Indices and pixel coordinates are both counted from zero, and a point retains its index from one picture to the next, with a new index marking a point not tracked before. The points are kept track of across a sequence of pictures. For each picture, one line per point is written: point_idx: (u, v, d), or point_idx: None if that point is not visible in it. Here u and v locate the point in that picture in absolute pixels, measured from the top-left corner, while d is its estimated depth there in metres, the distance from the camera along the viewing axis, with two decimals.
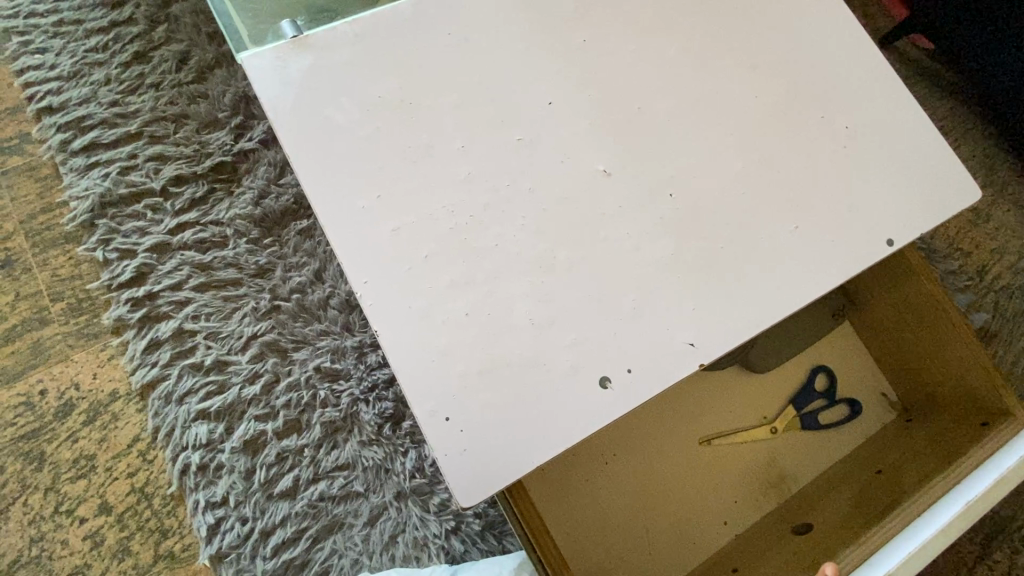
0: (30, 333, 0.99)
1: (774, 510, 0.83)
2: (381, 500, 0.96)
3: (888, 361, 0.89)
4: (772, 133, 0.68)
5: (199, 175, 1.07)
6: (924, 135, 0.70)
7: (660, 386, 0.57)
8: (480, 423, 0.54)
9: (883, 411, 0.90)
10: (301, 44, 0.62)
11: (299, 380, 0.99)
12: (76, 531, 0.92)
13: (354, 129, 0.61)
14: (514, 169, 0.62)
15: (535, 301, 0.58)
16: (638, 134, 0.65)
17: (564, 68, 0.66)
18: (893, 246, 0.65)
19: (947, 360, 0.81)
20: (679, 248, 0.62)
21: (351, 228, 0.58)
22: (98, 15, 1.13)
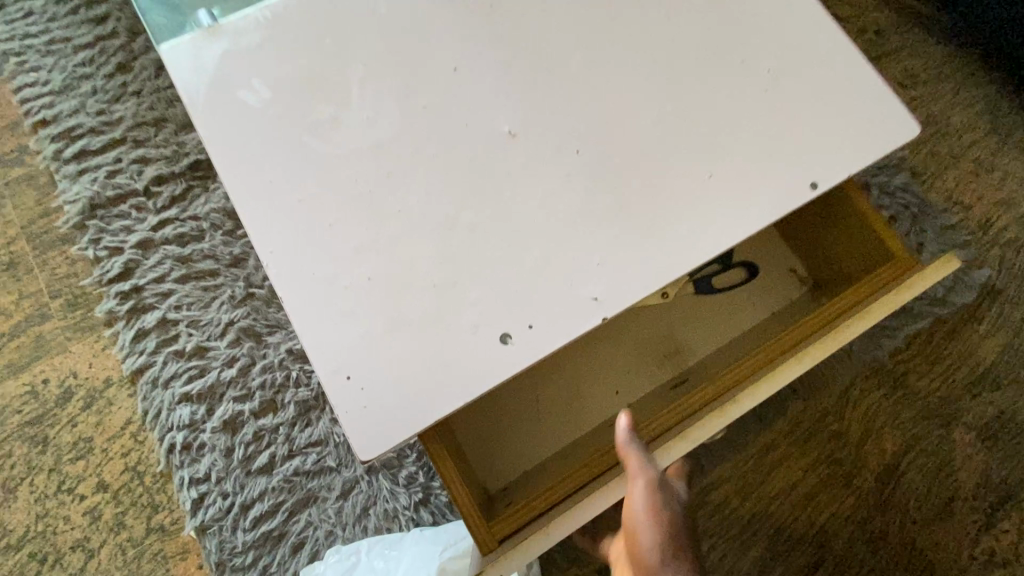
0: (33, 329, 1.08)
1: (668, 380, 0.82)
2: (353, 474, 1.00)
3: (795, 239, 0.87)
4: (690, 81, 0.65)
5: (178, 174, 1.13)
6: (856, 72, 0.66)
7: (562, 340, 0.58)
8: (380, 381, 0.56)
9: (790, 286, 0.88)
10: (215, 33, 0.65)
11: (273, 362, 1.04)
12: (78, 507, 1.00)
13: (263, 106, 0.63)
14: (419, 137, 0.63)
15: (438, 263, 0.59)
16: (546, 92, 0.65)
17: (470, 33, 0.66)
18: (817, 190, 0.63)
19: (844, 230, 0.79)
20: (585, 204, 0.61)
21: (260, 201, 0.61)
22: (84, 31, 1.21)
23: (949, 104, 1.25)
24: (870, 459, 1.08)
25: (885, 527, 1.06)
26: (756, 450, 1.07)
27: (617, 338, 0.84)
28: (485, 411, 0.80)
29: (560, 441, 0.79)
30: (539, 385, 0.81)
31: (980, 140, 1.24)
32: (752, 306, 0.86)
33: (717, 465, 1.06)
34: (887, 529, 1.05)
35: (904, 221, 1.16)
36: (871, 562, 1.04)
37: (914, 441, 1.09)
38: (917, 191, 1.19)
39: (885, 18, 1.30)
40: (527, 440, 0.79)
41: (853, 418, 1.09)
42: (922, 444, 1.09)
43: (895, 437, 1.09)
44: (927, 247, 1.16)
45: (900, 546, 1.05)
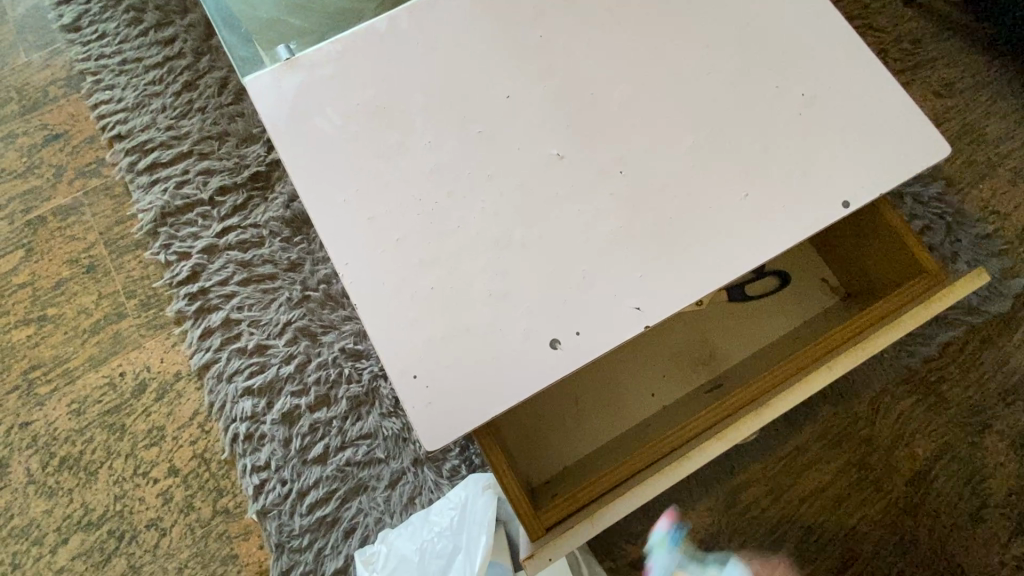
0: (111, 326, 1.18)
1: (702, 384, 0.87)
2: (400, 465, 1.07)
3: (828, 250, 0.91)
4: (727, 105, 0.70)
5: (240, 185, 1.22)
6: (886, 96, 0.70)
7: (607, 347, 0.63)
8: (442, 381, 0.62)
9: (823, 296, 0.91)
10: (293, 65, 0.72)
11: (327, 360, 1.12)
12: (152, 489, 1.10)
13: (337, 132, 0.70)
14: (477, 159, 0.69)
15: (493, 274, 0.65)
16: (592, 117, 0.70)
17: (521, 63, 0.72)
18: (849, 208, 0.67)
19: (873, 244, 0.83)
20: (628, 220, 0.67)
21: (334, 216, 0.68)
22: (154, 52, 1.31)
23: (985, 113, 1.26)
24: (900, 464, 1.10)
25: (914, 531, 1.08)
26: (785, 452, 1.10)
27: (653, 343, 0.89)
28: (526, 406, 0.86)
29: (597, 437, 0.85)
30: (578, 386, 0.86)
31: (1016, 149, 1.24)
32: (784, 314, 0.90)
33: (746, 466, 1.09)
34: (917, 533, 1.07)
35: (937, 231, 1.17)
36: (901, 565, 1.06)
37: (945, 447, 1.11)
38: (951, 200, 1.20)
39: (919, 28, 1.31)
40: (566, 435, 0.85)
41: (882, 424, 1.12)
42: (954, 450, 1.11)
43: (925, 443, 1.11)
44: (960, 255, 1.17)
45: (929, 551, 1.07)
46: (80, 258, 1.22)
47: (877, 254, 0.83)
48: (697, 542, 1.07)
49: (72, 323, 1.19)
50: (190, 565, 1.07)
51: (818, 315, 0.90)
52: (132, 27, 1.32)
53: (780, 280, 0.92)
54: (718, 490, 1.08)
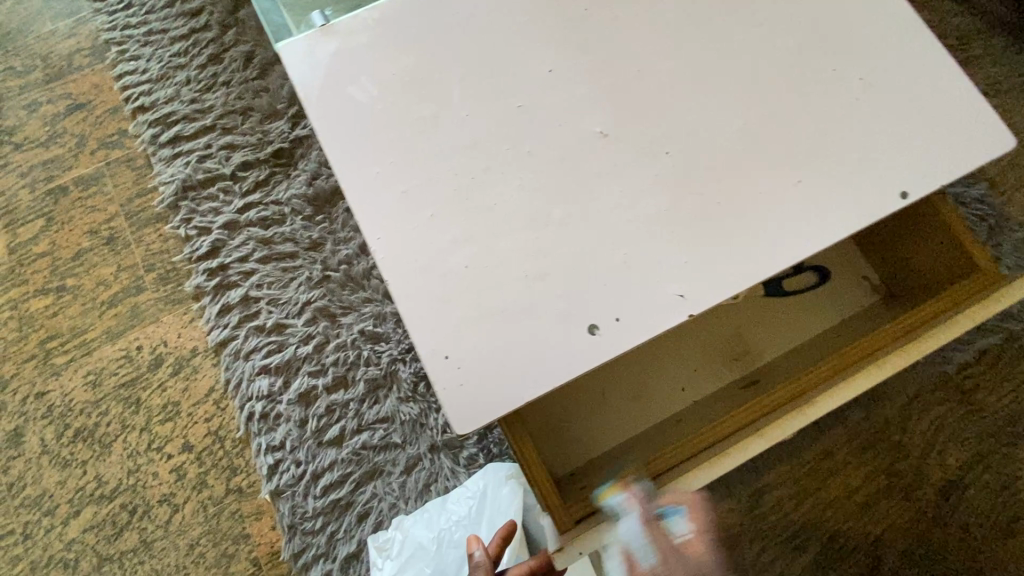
0: (129, 299, 1.17)
1: (735, 379, 0.84)
2: (416, 451, 1.05)
3: (872, 246, 0.87)
4: (779, 87, 0.67)
5: (263, 161, 1.20)
6: (949, 83, 0.67)
7: (647, 334, 0.61)
8: (475, 363, 0.60)
9: (864, 293, 0.87)
10: (329, 32, 0.70)
11: (346, 341, 1.10)
12: (165, 464, 1.09)
13: (371, 102, 0.68)
14: (517, 134, 0.66)
15: (530, 254, 0.63)
16: (637, 96, 0.67)
17: (566, 38, 0.69)
18: (907, 199, 0.63)
19: (925, 242, 0.80)
20: (673, 204, 0.64)
21: (368, 189, 0.65)
22: (180, 24, 1.29)
23: None
24: (930, 472, 1.07)
25: (943, 541, 1.04)
26: (812, 456, 1.07)
27: (685, 335, 0.86)
28: (552, 395, 0.83)
29: (624, 429, 0.82)
30: (607, 376, 0.84)
31: None
32: (823, 310, 0.86)
33: (770, 468, 1.07)
34: (945, 543, 1.04)
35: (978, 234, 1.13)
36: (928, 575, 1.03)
37: (979, 457, 1.07)
38: (993, 202, 1.16)
39: (967, 23, 1.26)
40: (592, 426, 0.82)
41: (913, 430, 1.08)
42: (987, 461, 1.07)
43: (958, 452, 1.07)
44: (1002, 260, 1.13)
45: (958, 563, 1.03)
46: (100, 230, 1.21)
47: (928, 252, 0.80)
48: (717, 542, 1.04)
49: (90, 294, 1.18)
50: (202, 542, 1.06)
51: (859, 313, 0.86)
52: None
53: (821, 275, 0.88)
54: (741, 491, 1.06)
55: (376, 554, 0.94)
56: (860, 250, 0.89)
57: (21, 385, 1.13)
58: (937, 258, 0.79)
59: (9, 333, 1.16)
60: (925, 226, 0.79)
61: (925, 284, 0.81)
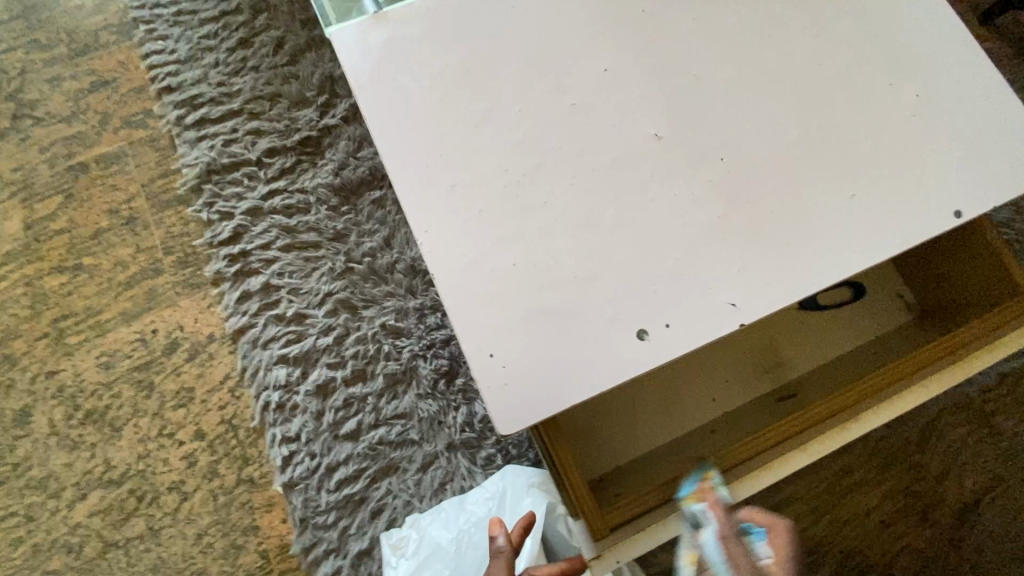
0: (146, 281, 1.15)
1: (767, 392, 0.83)
2: (434, 449, 1.04)
3: (908, 263, 0.87)
4: (835, 99, 0.66)
5: (289, 148, 1.19)
6: (1004, 104, 0.67)
7: (697, 341, 0.60)
8: (521, 362, 0.59)
9: (898, 311, 0.87)
10: (383, 20, 0.69)
11: (366, 335, 1.08)
12: (177, 451, 1.07)
13: (423, 93, 0.67)
14: (570, 133, 0.66)
15: (580, 255, 0.62)
16: (693, 101, 0.67)
17: (622, 39, 0.69)
18: (961, 218, 0.63)
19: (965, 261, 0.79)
20: (726, 211, 0.63)
21: (417, 181, 0.64)
22: (211, 6, 1.28)
23: None
24: (948, 494, 1.06)
25: (958, 565, 1.04)
26: (831, 472, 1.06)
27: (718, 346, 0.85)
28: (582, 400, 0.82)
29: (653, 438, 0.82)
30: (638, 384, 0.83)
31: None
32: (857, 327, 0.86)
33: (788, 483, 1.06)
34: (960, 567, 1.04)
35: None
36: None
37: (996, 481, 1.07)
38: None
39: (997, 48, 1.27)
40: (622, 434, 0.82)
41: (933, 451, 1.08)
42: (1003, 485, 1.07)
43: (976, 476, 1.07)
44: None
45: None
46: (119, 210, 1.19)
47: (966, 272, 0.79)
48: None
49: (107, 275, 1.16)
50: (210, 532, 1.04)
51: (893, 331, 0.86)
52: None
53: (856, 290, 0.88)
54: (758, 506, 1.05)
55: (390, 553, 0.92)
56: (896, 268, 0.88)
57: (31, 365, 1.11)
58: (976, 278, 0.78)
59: (21, 310, 1.14)
60: (965, 246, 0.78)
61: (963, 304, 0.81)
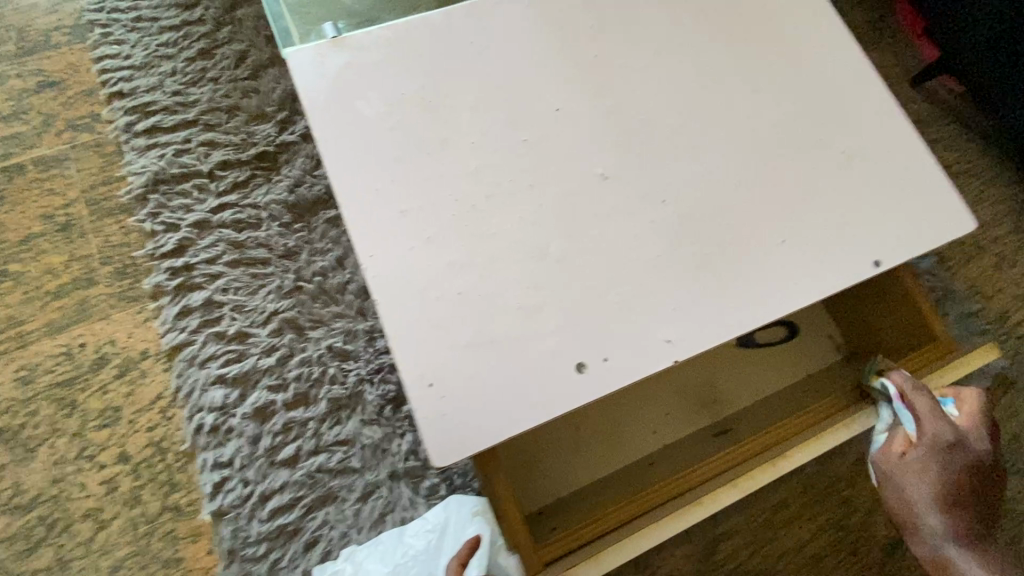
0: (78, 292, 1.09)
1: (706, 427, 0.85)
2: (375, 478, 1.01)
3: (839, 306, 0.91)
4: (771, 151, 0.70)
5: (244, 162, 1.17)
6: (921, 164, 0.72)
7: (633, 376, 0.61)
8: (459, 393, 0.59)
9: (830, 351, 0.91)
10: (340, 45, 0.69)
11: (311, 357, 1.05)
12: (96, 475, 1.00)
13: (377, 119, 0.67)
14: (520, 167, 0.67)
15: (523, 286, 0.63)
16: (640, 144, 0.69)
17: (575, 80, 0.71)
18: (881, 267, 0.67)
19: (885, 305, 0.84)
20: (666, 250, 0.65)
21: (364, 204, 0.64)
22: (172, 14, 1.25)
23: (977, 197, 1.32)
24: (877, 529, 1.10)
25: None
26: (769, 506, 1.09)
27: (661, 380, 0.87)
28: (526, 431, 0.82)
29: (595, 471, 0.82)
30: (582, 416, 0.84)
31: (1004, 236, 1.30)
32: (791, 365, 0.90)
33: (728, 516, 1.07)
34: None
35: None
36: None
37: None
38: (941, 275, 1.25)
39: (924, 109, 1.37)
40: (564, 466, 0.82)
41: (865, 487, 1.12)
42: None
43: None
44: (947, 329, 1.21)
45: None
46: (55, 215, 1.13)
47: (888, 316, 0.84)
48: None
49: (35, 283, 1.09)
50: (127, 564, 0.97)
51: (825, 371, 0.90)
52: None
53: (792, 331, 0.91)
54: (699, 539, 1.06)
55: None
56: (829, 309, 0.93)
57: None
58: (896, 322, 0.83)
59: None
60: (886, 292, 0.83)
61: (888, 346, 0.85)
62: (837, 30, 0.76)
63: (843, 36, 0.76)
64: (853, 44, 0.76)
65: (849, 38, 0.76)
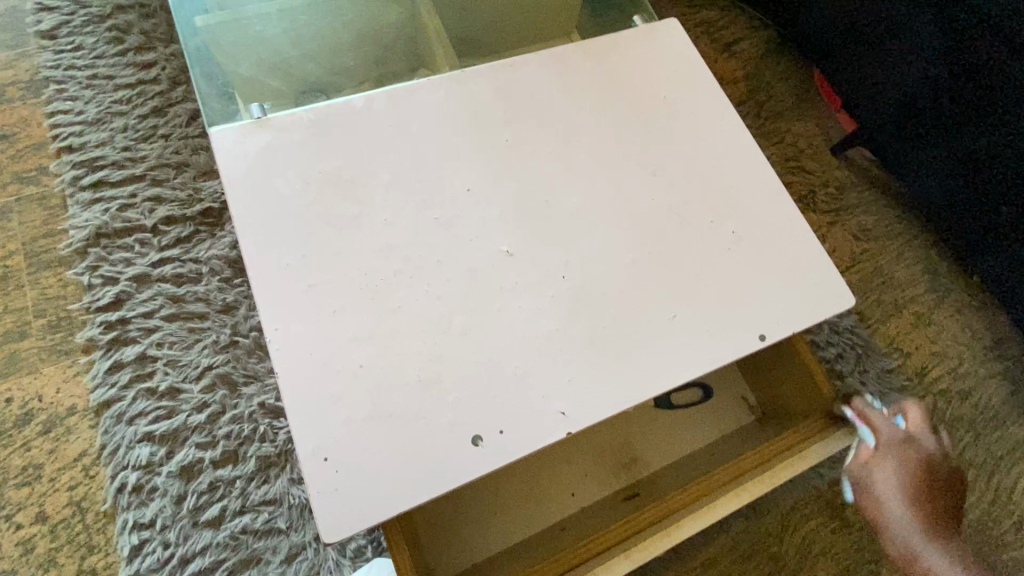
0: (8, 345, 1.08)
1: (622, 488, 0.88)
2: (301, 539, 1.00)
3: (751, 369, 0.97)
4: (666, 231, 0.76)
5: (189, 217, 1.19)
6: (805, 244, 0.78)
7: (526, 448, 0.64)
8: (353, 466, 0.61)
9: (742, 413, 0.96)
10: (263, 126, 0.74)
11: (243, 414, 1.05)
12: (10, 537, 0.97)
13: (294, 197, 0.71)
14: (428, 243, 0.71)
15: (424, 360, 0.66)
16: (543, 223, 0.74)
17: (486, 162, 0.77)
18: (765, 341, 0.72)
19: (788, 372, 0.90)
20: (563, 325, 0.69)
21: (275, 279, 0.67)
22: (128, 73, 1.30)
23: (894, 259, 1.41)
24: None
25: None
26: (698, 564, 1.10)
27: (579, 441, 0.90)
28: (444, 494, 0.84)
29: (511, 534, 0.84)
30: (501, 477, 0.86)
31: (920, 295, 1.38)
32: (707, 426, 0.93)
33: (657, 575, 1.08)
34: None
35: (849, 360, 1.27)
36: None
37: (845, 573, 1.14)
38: (862, 333, 1.32)
39: (845, 176, 1.47)
40: (481, 529, 0.83)
41: (792, 543, 1.14)
42: None
43: (828, 568, 1.14)
44: (868, 385, 1.27)
45: None
46: None
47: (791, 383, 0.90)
48: None
49: None
50: None
51: (738, 431, 0.94)
52: (111, 45, 1.32)
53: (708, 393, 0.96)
54: None
55: None
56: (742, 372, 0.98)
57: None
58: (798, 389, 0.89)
59: None
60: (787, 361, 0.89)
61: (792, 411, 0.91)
62: (729, 122, 0.84)
63: (734, 126, 0.84)
64: (744, 134, 0.84)
65: (740, 128, 0.84)
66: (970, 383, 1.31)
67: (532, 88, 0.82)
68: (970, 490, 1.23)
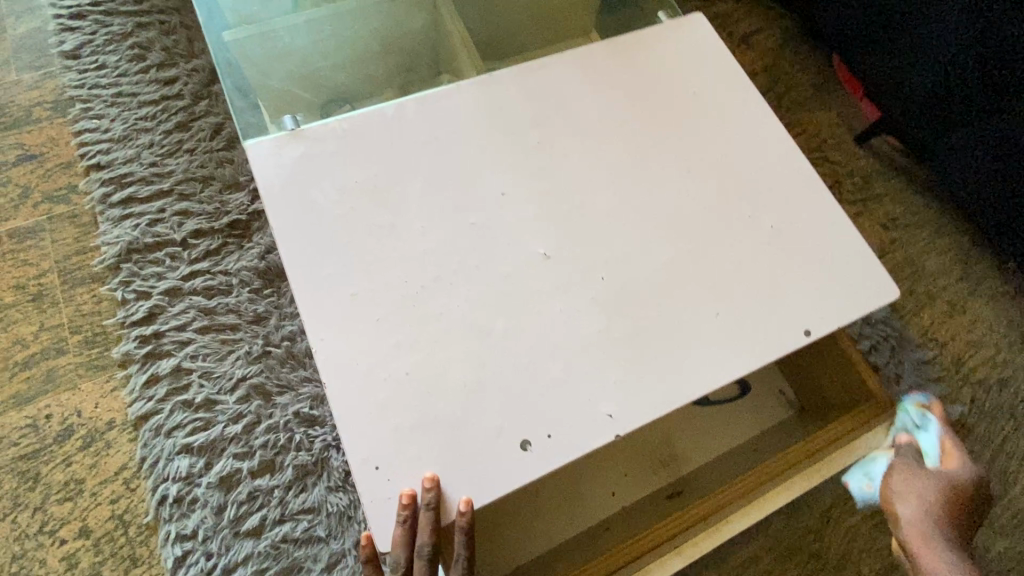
0: (46, 362, 1.10)
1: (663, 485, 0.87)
2: (341, 546, 1.00)
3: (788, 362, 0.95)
4: (702, 228, 0.76)
5: (217, 230, 1.20)
6: (845, 235, 0.77)
7: (575, 451, 0.63)
8: (404, 474, 0.61)
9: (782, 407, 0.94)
10: (298, 138, 0.74)
11: (278, 423, 1.06)
12: (55, 551, 0.99)
13: (331, 207, 0.71)
14: (466, 248, 0.71)
15: (468, 365, 0.66)
16: (579, 225, 0.74)
17: (520, 166, 0.77)
18: (810, 336, 0.71)
19: (830, 364, 0.88)
20: (605, 327, 0.69)
21: (317, 289, 0.67)
22: (152, 89, 1.31)
23: (925, 247, 1.39)
24: None
25: None
26: (738, 562, 1.09)
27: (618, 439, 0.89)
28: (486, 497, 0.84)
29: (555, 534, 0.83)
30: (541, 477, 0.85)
31: (952, 284, 1.35)
32: (745, 420, 0.92)
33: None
34: None
35: (883, 352, 1.26)
36: None
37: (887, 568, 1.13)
38: (894, 324, 1.30)
39: (870, 165, 1.45)
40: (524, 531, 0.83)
41: (834, 539, 1.13)
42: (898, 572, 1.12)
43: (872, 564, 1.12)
44: (903, 377, 1.25)
45: None
46: (27, 285, 1.15)
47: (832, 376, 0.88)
48: None
49: (3, 354, 1.10)
50: None
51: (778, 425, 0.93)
52: (134, 63, 1.33)
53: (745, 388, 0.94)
54: None
55: None
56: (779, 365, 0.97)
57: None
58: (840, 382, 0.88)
59: None
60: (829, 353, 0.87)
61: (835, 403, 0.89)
62: (761, 115, 0.83)
63: (766, 118, 0.83)
64: (777, 126, 0.83)
65: (773, 120, 0.83)
66: (1009, 372, 1.29)
67: (561, 90, 0.82)
68: (1012, 482, 1.20)
